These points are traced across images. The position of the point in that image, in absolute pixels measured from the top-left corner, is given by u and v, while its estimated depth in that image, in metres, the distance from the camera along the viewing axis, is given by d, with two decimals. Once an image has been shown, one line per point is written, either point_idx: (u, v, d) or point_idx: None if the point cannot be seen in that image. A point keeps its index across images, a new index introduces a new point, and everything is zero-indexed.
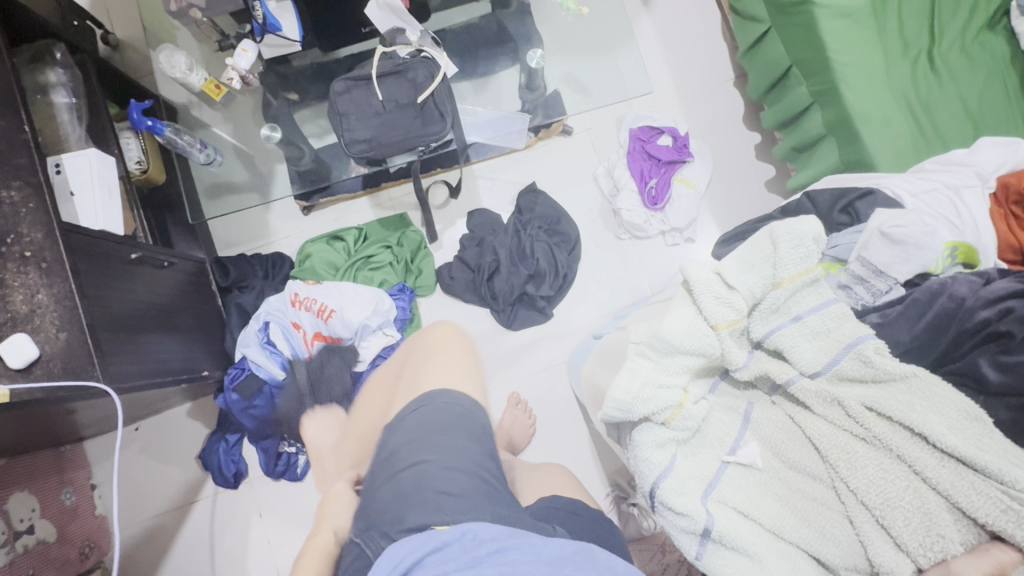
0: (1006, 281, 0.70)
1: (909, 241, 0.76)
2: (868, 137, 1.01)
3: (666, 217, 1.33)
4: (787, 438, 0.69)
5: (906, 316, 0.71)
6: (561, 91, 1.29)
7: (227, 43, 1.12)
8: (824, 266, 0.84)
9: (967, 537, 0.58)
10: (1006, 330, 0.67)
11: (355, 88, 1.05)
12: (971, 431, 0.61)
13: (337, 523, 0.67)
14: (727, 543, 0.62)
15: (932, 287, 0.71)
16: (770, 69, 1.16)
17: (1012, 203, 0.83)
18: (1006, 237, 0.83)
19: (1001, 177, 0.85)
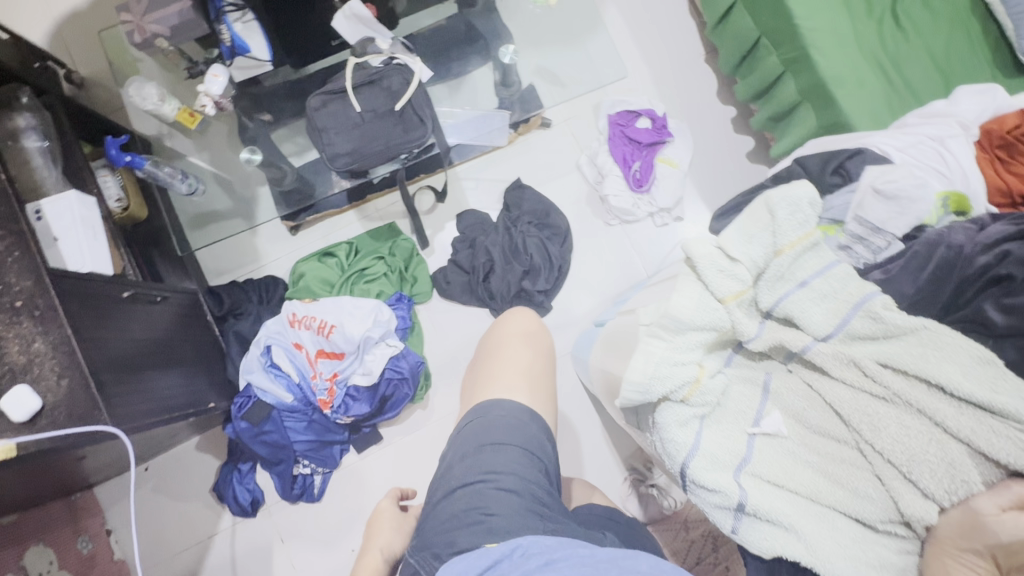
0: (998, 225, 0.72)
1: (902, 195, 0.79)
2: (844, 99, 1.02)
3: (653, 198, 1.33)
4: (808, 404, 0.69)
5: (907, 269, 0.73)
6: (536, 84, 1.32)
7: (196, 70, 1.09)
8: (823, 228, 0.84)
9: (989, 477, 0.60)
10: (1007, 274, 0.67)
11: (330, 103, 1.05)
12: (986, 376, 0.62)
13: (385, 545, 0.74)
14: (766, 513, 0.63)
15: (930, 238, 0.73)
16: (740, 41, 1.17)
17: (997, 148, 0.86)
18: (995, 182, 0.84)
19: (984, 125, 0.88)
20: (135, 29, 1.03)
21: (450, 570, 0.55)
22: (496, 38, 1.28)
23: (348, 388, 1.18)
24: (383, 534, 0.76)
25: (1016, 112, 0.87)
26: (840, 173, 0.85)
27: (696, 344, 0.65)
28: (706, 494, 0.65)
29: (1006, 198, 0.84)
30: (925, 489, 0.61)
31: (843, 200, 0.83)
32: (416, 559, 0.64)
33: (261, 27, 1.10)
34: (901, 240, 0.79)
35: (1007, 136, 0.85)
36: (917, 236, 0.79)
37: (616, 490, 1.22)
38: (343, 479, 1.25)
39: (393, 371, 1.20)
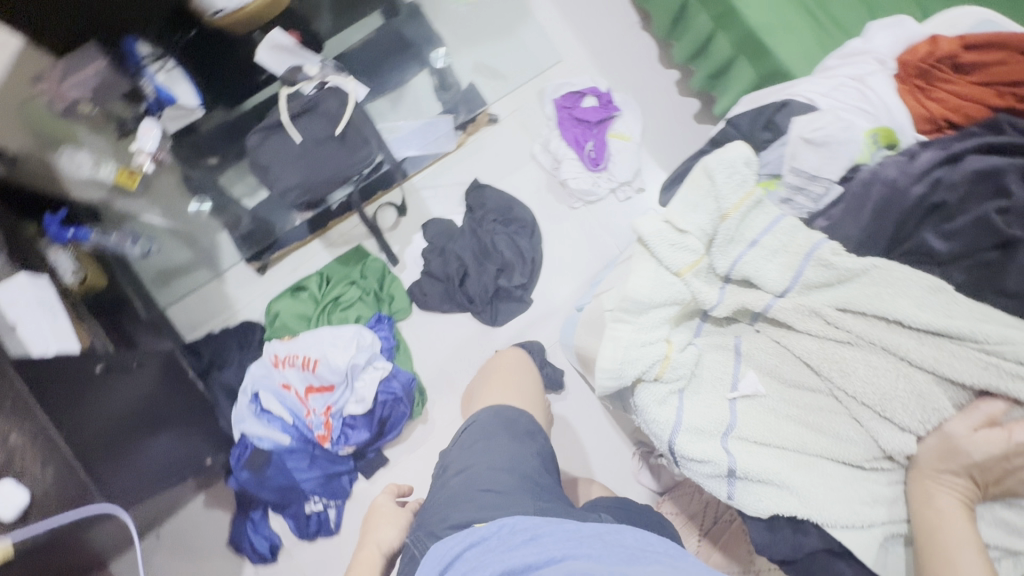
0: (928, 152, 0.72)
1: (830, 142, 0.76)
2: (776, 45, 1.03)
3: (611, 173, 1.34)
4: (778, 360, 0.69)
5: (849, 211, 0.73)
6: (476, 81, 1.35)
7: (129, 128, 1.07)
8: (763, 184, 0.82)
9: (958, 399, 0.62)
10: (941, 201, 0.70)
11: (271, 137, 1.03)
12: (940, 304, 0.63)
13: (382, 538, 0.78)
14: (759, 475, 0.64)
15: (864, 177, 0.73)
16: (668, 5, 1.19)
17: (915, 78, 0.83)
18: (919, 111, 0.80)
19: (899, 57, 0.85)
20: (49, 94, 0.96)
21: (440, 545, 0.59)
22: (427, 40, 1.30)
23: (344, 418, 1.17)
24: (381, 528, 0.80)
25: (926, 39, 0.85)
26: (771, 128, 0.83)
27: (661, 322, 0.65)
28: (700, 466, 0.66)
29: (934, 128, 0.80)
30: (902, 422, 0.62)
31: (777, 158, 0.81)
32: (414, 540, 0.68)
33: (184, 73, 1.08)
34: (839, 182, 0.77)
35: (922, 66, 0.82)
36: (855, 177, 0.77)
37: (626, 466, 1.23)
38: (357, 509, 1.24)
39: (385, 393, 1.20)
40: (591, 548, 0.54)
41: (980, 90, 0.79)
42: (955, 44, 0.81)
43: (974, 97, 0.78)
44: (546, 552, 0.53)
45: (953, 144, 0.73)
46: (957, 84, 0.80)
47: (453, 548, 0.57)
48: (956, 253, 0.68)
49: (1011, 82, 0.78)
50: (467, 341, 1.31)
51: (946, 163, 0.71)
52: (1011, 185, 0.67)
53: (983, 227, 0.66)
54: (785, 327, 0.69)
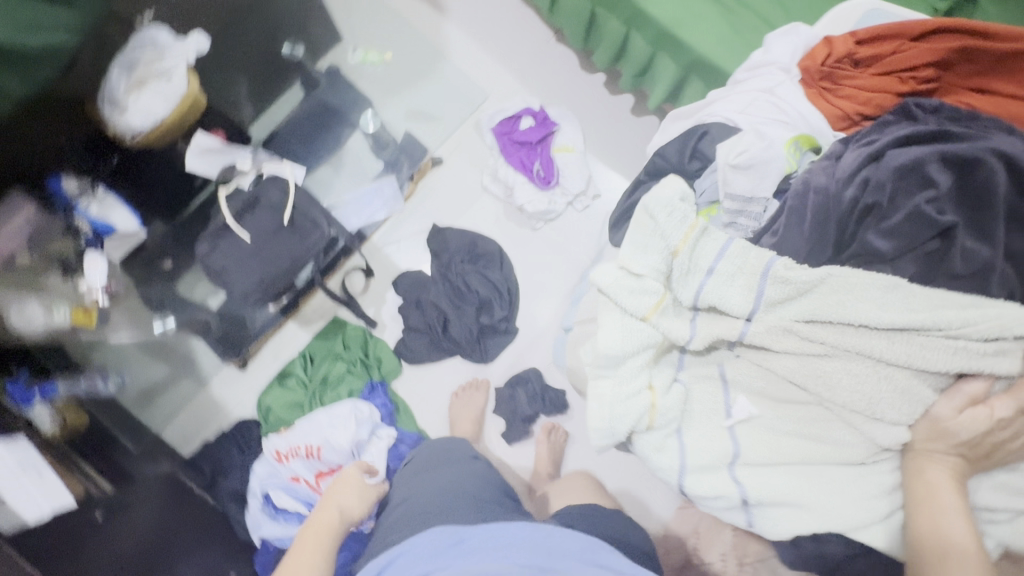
0: (851, 152, 0.66)
1: (756, 162, 0.73)
2: (689, 37, 1.05)
3: (564, 186, 1.34)
4: (765, 381, 0.65)
5: (792, 224, 0.64)
6: (411, 130, 1.35)
7: (74, 265, 1.04)
8: (703, 214, 0.77)
9: (937, 382, 0.59)
10: (873, 202, 0.63)
11: (221, 241, 1.01)
12: (900, 299, 0.59)
13: (343, 503, 0.86)
14: (769, 495, 0.64)
15: (798, 188, 0.66)
16: (577, 17, 1.19)
17: (820, 80, 0.81)
18: (832, 111, 0.79)
19: (800, 63, 0.83)
20: None
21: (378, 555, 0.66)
22: (353, 104, 1.30)
23: None
24: (346, 498, 0.87)
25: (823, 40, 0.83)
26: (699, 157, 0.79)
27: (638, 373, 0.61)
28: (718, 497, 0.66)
29: (851, 124, 0.79)
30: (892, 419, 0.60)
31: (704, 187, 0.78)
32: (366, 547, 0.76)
33: (117, 198, 1.06)
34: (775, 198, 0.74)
35: (822, 68, 0.81)
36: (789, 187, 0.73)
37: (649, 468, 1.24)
38: None
39: (395, 461, 1.17)
40: (509, 550, 0.56)
41: (884, 81, 0.77)
42: (848, 41, 0.79)
43: (879, 88, 0.77)
44: (469, 555, 0.57)
45: (876, 138, 0.67)
46: (860, 78, 0.79)
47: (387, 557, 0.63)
48: (904, 247, 0.61)
49: (911, 66, 0.76)
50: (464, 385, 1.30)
51: (869, 164, 0.64)
52: (934, 174, 0.61)
53: (917, 219, 0.60)
54: (761, 348, 0.65)
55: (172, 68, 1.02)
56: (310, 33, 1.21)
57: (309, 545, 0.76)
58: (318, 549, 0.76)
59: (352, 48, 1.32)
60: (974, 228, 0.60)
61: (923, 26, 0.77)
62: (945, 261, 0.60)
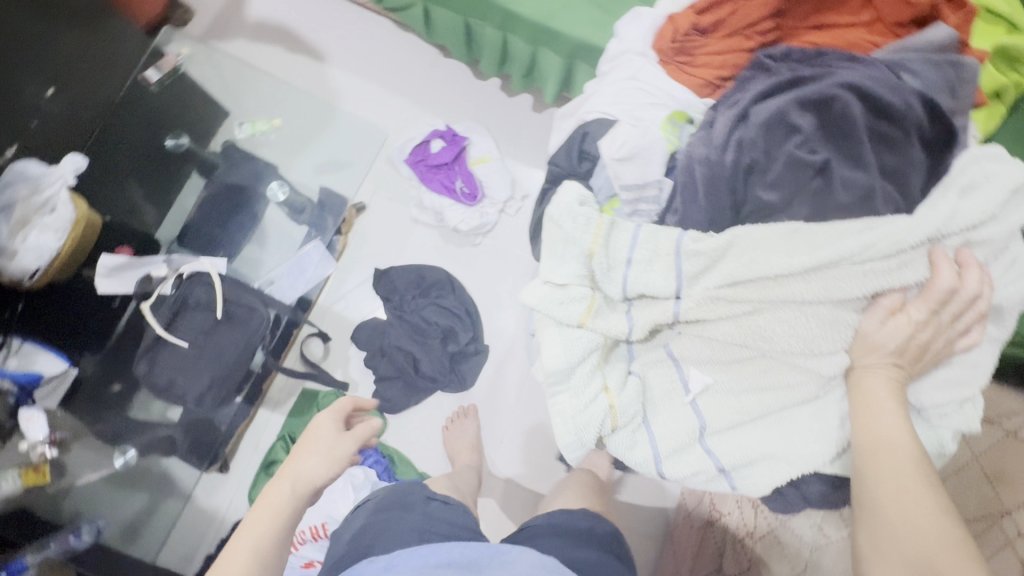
0: (722, 117, 0.65)
1: (636, 150, 0.71)
2: (563, 26, 1.07)
3: (491, 197, 1.34)
4: (712, 352, 0.61)
5: (687, 199, 0.64)
6: (327, 183, 1.31)
7: (9, 428, 0.97)
8: (604, 210, 0.73)
9: (855, 305, 0.55)
10: (752, 159, 0.61)
11: (158, 355, 0.98)
12: (801, 243, 0.55)
13: (305, 466, 0.73)
14: (745, 459, 0.61)
15: (681, 165, 0.65)
16: (454, 32, 1.20)
17: (675, 56, 0.80)
18: (694, 81, 0.78)
19: (654, 45, 0.83)
20: None
21: None
22: (257, 178, 1.25)
23: None
24: (296, 470, 0.73)
25: (667, 19, 0.82)
26: (586, 157, 0.77)
27: (591, 381, 0.60)
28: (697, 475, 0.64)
29: (714, 89, 0.79)
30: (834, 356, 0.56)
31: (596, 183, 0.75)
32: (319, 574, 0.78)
33: (35, 345, 1.00)
34: (667, 176, 0.71)
35: (674, 44, 0.80)
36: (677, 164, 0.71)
37: None
38: None
39: None
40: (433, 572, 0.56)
41: (730, 42, 0.77)
42: (689, 14, 0.78)
43: (729, 50, 0.77)
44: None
45: (739, 98, 0.66)
46: (712, 44, 0.78)
47: None
48: (790, 197, 0.59)
49: (752, 21, 0.75)
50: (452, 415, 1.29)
51: (739, 123, 0.63)
52: (797, 119, 0.60)
53: (795, 166, 0.59)
54: (695, 323, 0.61)
55: (53, 196, 0.97)
56: (189, 121, 1.19)
57: (257, 518, 0.67)
58: (267, 520, 0.67)
59: (239, 123, 1.26)
60: (849, 158, 0.59)
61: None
62: (835, 197, 0.58)
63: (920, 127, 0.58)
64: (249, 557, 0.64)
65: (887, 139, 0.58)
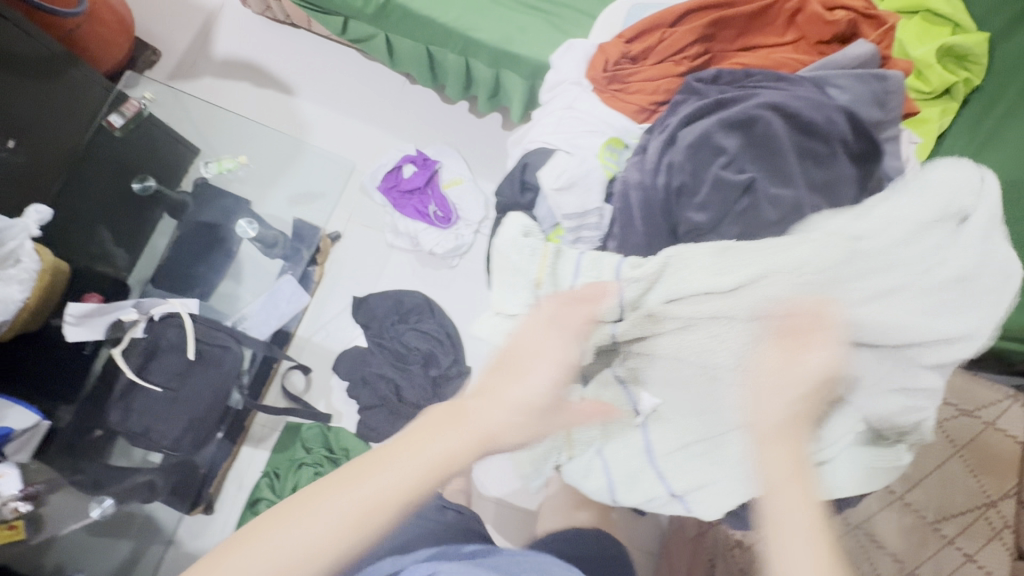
0: (652, 142, 0.70)
1: (576, 179, 0.74)
2: (521, 49, 1.08)
3: (466, 217, 1.35)
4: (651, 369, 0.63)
5: (625, 226, 0.70)
6: (302, 213, 1.34)
7: None
8: (550, 238, 0.77)
9: None
10: (681, 182, 0.66)
11: (133, 401, 0.97)
12: (731, 261, 0.58)
13: (500, 418, 0.48)
14: (696, 484, 0.64)
15: (619, 192, 0.70)
16: (418, 59, 1.21)
17: (609, 84, 0.82)
18: (630, 108, 0.81)
19: (587, 74, 0.84)
20: None
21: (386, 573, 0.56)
22: (229, 215, 1.25)
23: None
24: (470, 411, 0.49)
25: (597, 49, 0.84)
26: (529, 188, 0.81)
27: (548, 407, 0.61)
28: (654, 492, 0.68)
29: (650, 114, 0.81)
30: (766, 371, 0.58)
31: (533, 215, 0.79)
32: None
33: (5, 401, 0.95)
34: (606, 203, 0.74)
35: (606, 74, 0.82)
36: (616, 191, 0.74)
37: None
38: None
39: None
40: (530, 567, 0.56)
41: (660, 68, 0.80)
42: (618, 44, 0.81)
43: (658, 75, 0.80)
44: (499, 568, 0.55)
45: (668, 122, 0.71)
46: (643, 71, 0.81)
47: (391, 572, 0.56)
48: (720, 216, 0.64)
49: (680, 48, 0.80)
50: None
51: (668, 146, 0.68)
52: (722, 141, 0.65)
53: (722, 186, 0.64)
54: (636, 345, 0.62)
55: (14, 249, 0.93)
56: (159, 164, 1.21)
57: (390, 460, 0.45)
58: (402, 478, 0.44)
59: (206, 161, 1.27)
60: (774, 175, 0.64)
61: (673, 13, 0.80)
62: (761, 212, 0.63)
63: (844, 142, 0.66)
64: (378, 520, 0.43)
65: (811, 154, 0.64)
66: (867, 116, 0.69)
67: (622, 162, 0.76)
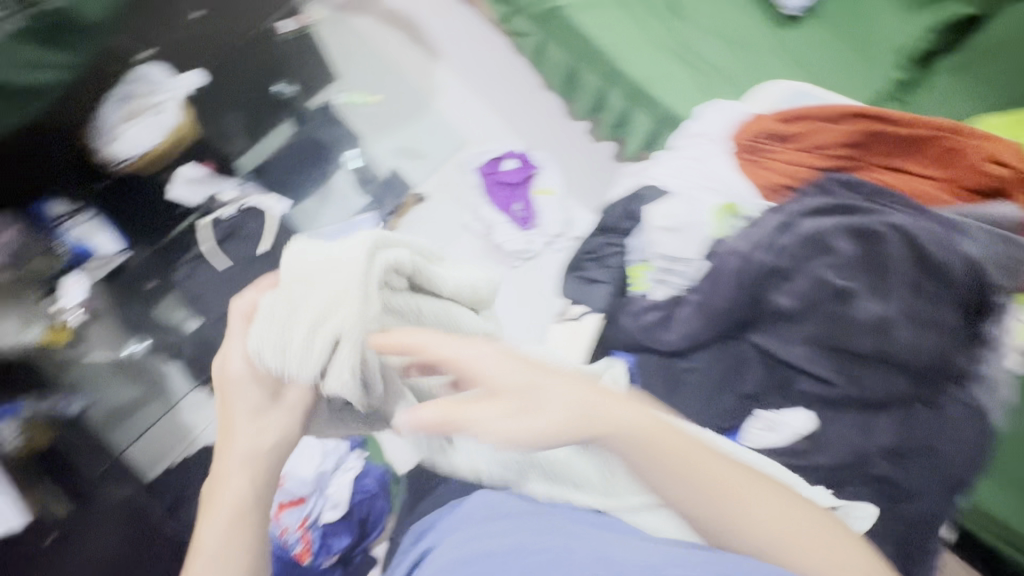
0: (769, 220, 0.82)
1: (679, 226, 0.90)
2: (660, 95, 1.11)
3: (543, 228, 1.37)
4: (320, 357, 0.49)
5: (714, 282, 0.81)
6: (398, 165, 1.41)
7: (52, 285, 1.02)
8: (638, 270, 0.93)
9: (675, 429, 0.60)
10: (782, 266, 0.79)
11: (202, 268, 1.12)
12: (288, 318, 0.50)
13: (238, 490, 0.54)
14: None
15: (720, 252, 0.83)
16: (557, 70, 1.25)
17: (749, 153, 0.94)
18: (761, 182, 0.91)
19: (735, 136, 0.95)
20: None
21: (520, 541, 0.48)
22: (340, 141, 1.37)
23: (322, 529, 1.13)
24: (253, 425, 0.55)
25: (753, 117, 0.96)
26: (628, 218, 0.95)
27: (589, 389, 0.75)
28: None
29: (774, 192, 0.91)
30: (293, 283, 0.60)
31: (578, 287, 0.96)
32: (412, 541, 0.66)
33: (103, 221, 1.07)
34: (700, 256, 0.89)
35: (751, 142, 0.94)
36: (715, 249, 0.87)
37: None
38: None
39: (363, 492, 1.18)
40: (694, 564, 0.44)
41: (802, 156, 0.91)
42: (772, 121, 0.93)
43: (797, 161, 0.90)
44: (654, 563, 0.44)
45: (791, 207, 0.83)
46: (784, 153, 0.92)
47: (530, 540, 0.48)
48: (806, 305, 0.77)
49: (827, 146, 0.90)
50: None
51: (784, 229, 0.81)
52: (834, 242, 0.78)
53: (818, 284, 0.77)
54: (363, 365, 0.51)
55: (162, 102, 1.05)
56: (299, 71, 1.30)
57: (260, 459, 0.55)
58: (257, 484, 0.55)
59: (339, 90, 1.40)
60: (872, 289, 0.76)
61: (831, 111, 0.91)
62: (848, 318, 0.76)
63: (955, 289, 0.76)
64: (239, 501, 0.54)
65: (918, 291, 0.76)
66: (994, 279, 0.78)
67: (652, 279, 0.91)
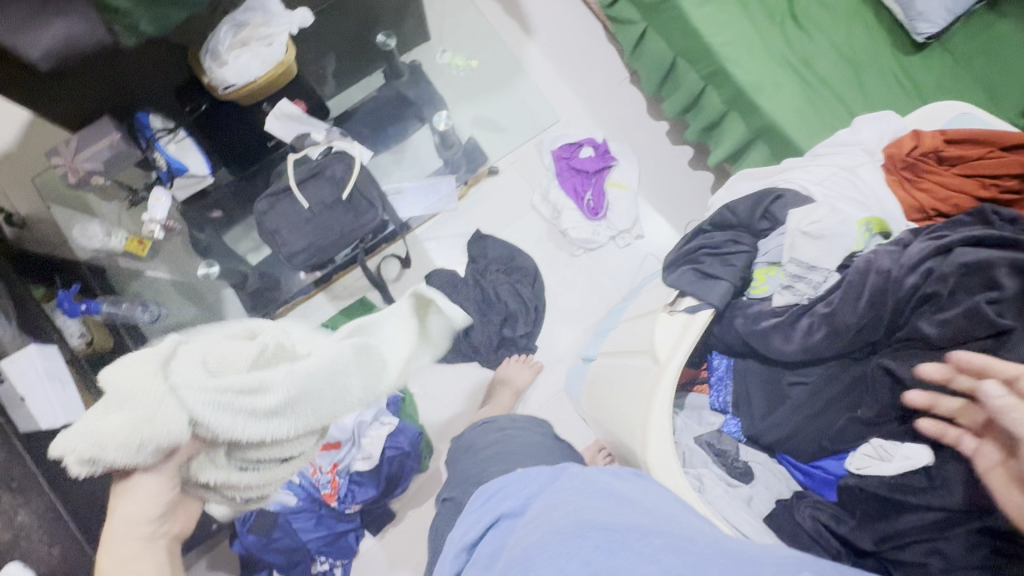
0: (919, 242, 0.72)
1: (827, 233, 0.73)
2: (765, 104, 1.07)
3: (611, 222, 1.34)
4: (134, 423, 0.46)
5: (848, 298, 0.71)
6: (476, 134, 1.38)
7: (138, 196, 1.10)
8: (762, 271, 0.80)
9: None
10: (934, 291, 0.70)
11: (279, 202, 1.05)
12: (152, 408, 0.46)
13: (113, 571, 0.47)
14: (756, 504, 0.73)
15: (860, 266, 0.71)
16: (657, 63, 1.22)
17: (904, 170, 0.86)
18: (909, 202, 0.85)
19: (886, 149, 0.90)
20: (68, 171, 1.04)
21: (616, 520, 0.40)
22: (430, 103, 1.34)
23: (351, 475, 1.14)
24: (124, 511, 0.49)
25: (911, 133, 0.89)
26: (764, 215, 0.81)
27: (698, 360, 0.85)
28: (707, 477, 0.77)
29: (923, 216, 0.84)
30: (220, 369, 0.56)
31: (694, 279, 0.76)
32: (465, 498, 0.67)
33: (194, 142, 1.11)
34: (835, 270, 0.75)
35: (908, 157, 0.87)
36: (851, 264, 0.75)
37: None
38: (363, 567, 1.22)
39: (394, 449, 1.15)
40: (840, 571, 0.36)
41: (963, 180, 0.83)
42: (937, 137, 0.85)
43: (958, 186, 0.82)
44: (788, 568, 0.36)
45: (944, 233, 0.73)
46: (943, 175, 0.84)
47: (628, 524, 0.39)
48: (950, 339, 0.69)
49: (995, 173, 0.82)
50: (475, 389, 1.29)
51: (938, 254, 0.70)
52: (1001, 278, 0.67)
53: (975, 317, 0.67)
54: (191, 360, 0.50)
55: (273, 35, 1.04)
56: (402, 28, 1.27)
57: (135, 533, 0.48)
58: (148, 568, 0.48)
59: (441, 50, 1.36)
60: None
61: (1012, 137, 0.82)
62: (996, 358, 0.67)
63: None
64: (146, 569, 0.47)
65: None
66: None
67: (776, 283, 0.78)
